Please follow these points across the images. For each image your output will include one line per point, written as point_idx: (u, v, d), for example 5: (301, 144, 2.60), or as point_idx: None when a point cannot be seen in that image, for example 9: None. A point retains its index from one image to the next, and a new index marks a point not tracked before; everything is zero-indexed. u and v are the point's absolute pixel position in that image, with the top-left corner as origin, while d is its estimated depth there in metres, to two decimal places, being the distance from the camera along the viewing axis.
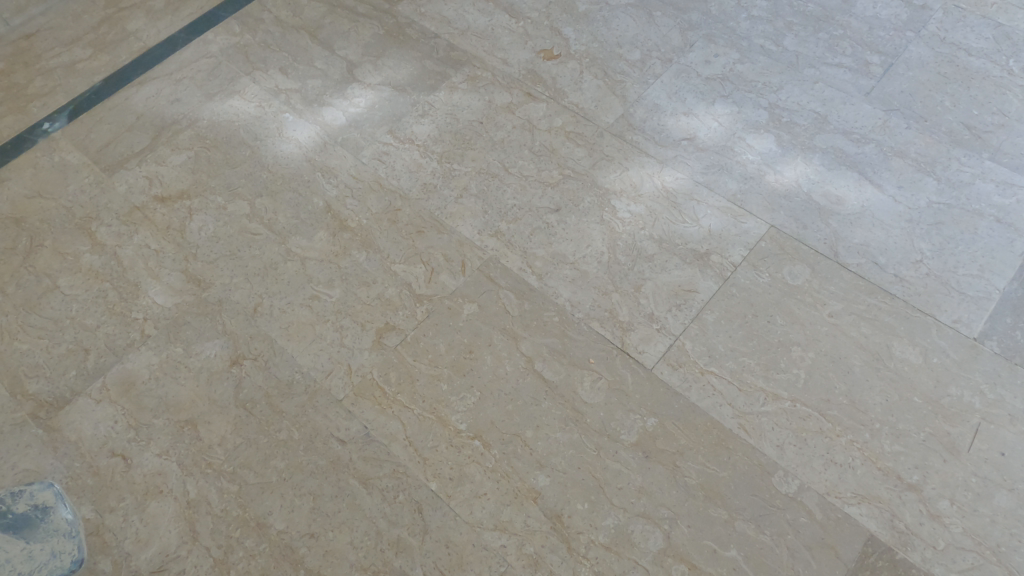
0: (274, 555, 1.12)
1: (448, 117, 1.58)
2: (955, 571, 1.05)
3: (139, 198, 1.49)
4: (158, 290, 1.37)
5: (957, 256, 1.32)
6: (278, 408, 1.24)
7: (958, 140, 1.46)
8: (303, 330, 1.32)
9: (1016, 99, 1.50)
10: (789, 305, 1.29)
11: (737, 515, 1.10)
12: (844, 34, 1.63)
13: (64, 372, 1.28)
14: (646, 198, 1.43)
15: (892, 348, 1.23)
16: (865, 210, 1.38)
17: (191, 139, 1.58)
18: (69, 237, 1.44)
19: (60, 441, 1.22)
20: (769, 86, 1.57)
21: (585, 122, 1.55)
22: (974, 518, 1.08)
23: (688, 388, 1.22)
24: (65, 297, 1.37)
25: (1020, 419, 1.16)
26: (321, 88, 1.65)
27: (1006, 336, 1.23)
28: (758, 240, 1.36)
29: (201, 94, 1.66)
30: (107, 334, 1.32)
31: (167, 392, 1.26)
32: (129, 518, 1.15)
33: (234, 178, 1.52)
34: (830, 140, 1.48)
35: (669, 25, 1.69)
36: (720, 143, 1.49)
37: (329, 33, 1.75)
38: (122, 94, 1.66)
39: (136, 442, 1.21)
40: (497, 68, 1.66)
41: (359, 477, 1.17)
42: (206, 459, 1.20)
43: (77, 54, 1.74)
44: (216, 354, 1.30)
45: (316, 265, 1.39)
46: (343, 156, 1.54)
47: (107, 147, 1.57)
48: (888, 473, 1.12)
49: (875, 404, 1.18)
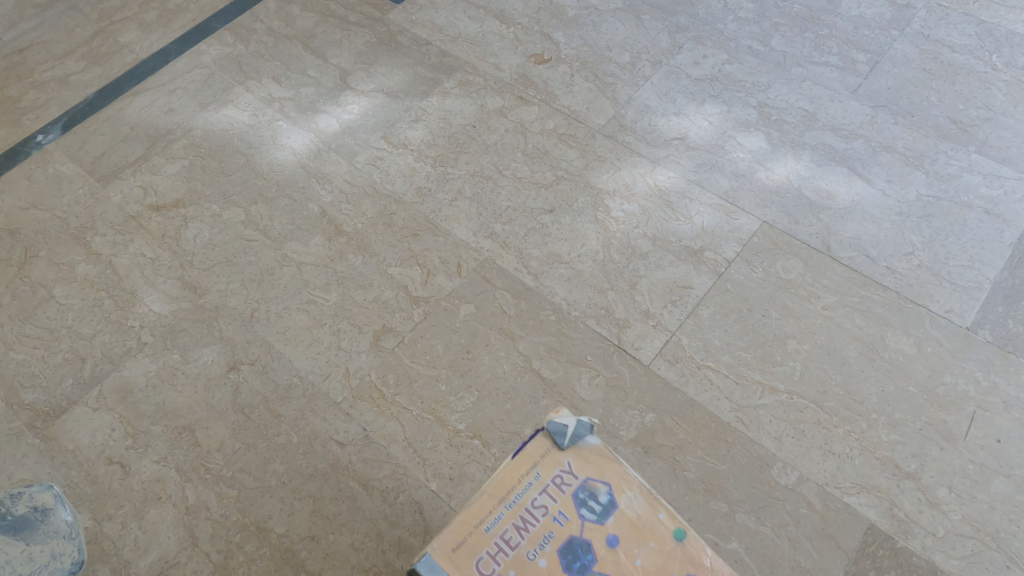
0: (275, 559, 1.11)
1: (441, 122, 1.60)
2: (956, 557, 1.05)
3: (134, 208, 1.50)
4: (154, 297, 1.37)
5: (947, 248, 1.33)
6: (277, 412, 1.24)
7: (946, 134, 1.48)
8: (301, 334, 1.32)
9: (1000, 94, 1.52)
10: (784, 299, 1.30)
11: (738, 507, 1.11)
12: (829, 34, 1.65)
13: (60, 381, 1.28)
14: (639, 197, 1.44)
15: (887, 339, 1.24)
16: (856, 204, 1.40)
17: (185, 149, 1.59)
18: (65, 247, 1.44)
19: (57, 450, 1.21)
20: (758, 85, 1.59)
21: (577, 124, 1.57)
22: (972, 505, 1.09)
23: (685, 383, 1.22)
24: (61, 306, 1.37)
25: (1015, 406, 1.17)
26: (314, 96, 1.67)
27: (999, 325, 1.25)
28: (751, 236, 1.37)
29: (195, 104, 1.67)
30: (103, 343, 1.32)
31: (164, 399, 1.26)
32: (128, 526, 1.14)
33: (229, 186, 1.52)
34: (820, 137, 1.50)
35: (658, 27, 1.71)
36: (711, 142, 1.51)
37: (321, 42, 1.77)
38: (115, 105, 1.67)
39: (134, 449, 1.21)
40: (488, 73, 1.67)
41: (359, 479, 1.17)
42: (205, 465, 1.19)
43: (70, 68, 1.74)
44: (213, 360, 1.30)
45: (312, 269, 1.40)
46: (338, 162, 1.55)
47: (101, 158, 1.58)
48: (886, 462, 1.13)
49: (871, 395, 1.19)
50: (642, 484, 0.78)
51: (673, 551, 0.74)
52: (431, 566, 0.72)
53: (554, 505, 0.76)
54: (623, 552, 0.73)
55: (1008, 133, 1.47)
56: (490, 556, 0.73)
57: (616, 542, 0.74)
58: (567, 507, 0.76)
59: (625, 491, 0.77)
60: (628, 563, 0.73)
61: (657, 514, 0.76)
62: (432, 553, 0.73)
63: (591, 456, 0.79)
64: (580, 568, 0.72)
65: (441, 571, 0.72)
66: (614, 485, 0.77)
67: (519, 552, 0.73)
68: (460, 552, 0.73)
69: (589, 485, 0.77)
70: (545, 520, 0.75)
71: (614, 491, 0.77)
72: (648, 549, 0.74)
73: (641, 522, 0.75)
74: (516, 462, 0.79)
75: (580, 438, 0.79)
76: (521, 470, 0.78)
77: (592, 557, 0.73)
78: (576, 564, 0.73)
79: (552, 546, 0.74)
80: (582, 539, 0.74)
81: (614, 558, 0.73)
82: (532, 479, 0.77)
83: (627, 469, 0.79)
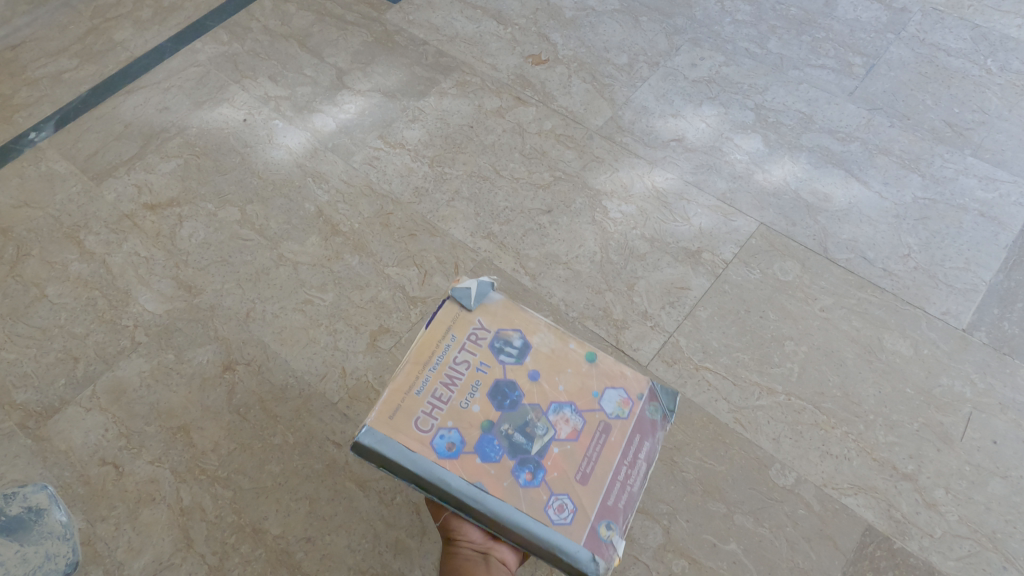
0: (271, 560, 1.10)
1: (439, 122, 1.59)
2: (953, 558, 1.05)
3: (128, 207, 1.48)
4: (149, 297, 1.36)
5: (943, 250, 1.34)
6: (272, 413, 1.23)
7: (941, 137, 1.48)
8: (297, 334, 1.31)
9: (995, 97, 1.53)
10: (781, 301, 1.30)
11: (736, 508, 1.11)
12: (825, 36, 1.66)
13: (53, 381, 1.27)
14: (637, 198, 1.44)
15: (884, 340, 1.24)
16: (853, 206, 1.40)
17: (180, 147, 1.57)
18: (57, 246, 1.43)
19: (49, 451, 1.19)
20: (755, 87, 1.59)
21: (574, 125, 1.56)
22: (969, 506, 1.09)
23: (683, 384, 1.22)
24: (53, 306, 1.35)
25: (1011, 408, 1.17)
26: (310, 95, 1.66)
27: (995, 326, 1.25)
28: (748, 238, 1.38)
29: (190, 102, 1.65)
30: (97, 342, 1.31)
31: (159, 399, 1.25)
32: (121, 527, 1.13)
33: (225, 185, 1.51)
34: (817, 139, 1.50)
35: (656, 29, 1.72)
36: (708, 144, 1.51)
37: (318, 41, 1.76)
38: (110, 103, 1.65)
39: (127, 450, 1.20)
40: (485, 73, 1.67)
41: (356, 480, 1.17)
42: (200, 465, 1.18)
43: (63, 65, 1.73)
44: (208, 360, 1.29)
45: (308, 269, 1.39)
46: (335, 161, 1.54)
47: (94, 156, 1.56)
48: (884, 463, 1.13)
49: (869, 396, 1.19)
50: (549, 324, 0.83)
51: (589, 371, 0.80)
52: (371, 436, 0.72)
53: (475, 358, 0.79)
54: (546, 381, 0.78)
55: (1003, 136, 1.48)
56: (426, 414, 0.74)
57: (539, 374, 0.79)
58: (488, 357, 0.79)
59: (536, 332, 0.82)
60: (553, 389, 0.78)
61: (568, 345, 0.81)
62: (372, 422, 0.73)
63: (498, 309, 0.82)
64: (511, 404, 0.76)
65: (384, 437, 0.72)
66: (525, 329, 0.81)
67: (453, 404, 0.75)
68: (395, 418, 0.74)
69: (503, 334, 0.80)
70: (470, 372, 0.78)
71: (527, 334, 0.81)
72: (567, 374, 0.79)
73: (555, 353, 0.80)
74: (429, 329, 0.80)
75: (484, 297, 0.82)
76: (436, 336, 0.79)
77: (519, 393, 0.77)
78: (506, 402, 0.76)
79: (482, 392, 0.77)
80: (507, 379, 0.78)
81: (539, 388, 0.78)
82: (449, 339, 0.79)
83: (534, 314, 0.83)
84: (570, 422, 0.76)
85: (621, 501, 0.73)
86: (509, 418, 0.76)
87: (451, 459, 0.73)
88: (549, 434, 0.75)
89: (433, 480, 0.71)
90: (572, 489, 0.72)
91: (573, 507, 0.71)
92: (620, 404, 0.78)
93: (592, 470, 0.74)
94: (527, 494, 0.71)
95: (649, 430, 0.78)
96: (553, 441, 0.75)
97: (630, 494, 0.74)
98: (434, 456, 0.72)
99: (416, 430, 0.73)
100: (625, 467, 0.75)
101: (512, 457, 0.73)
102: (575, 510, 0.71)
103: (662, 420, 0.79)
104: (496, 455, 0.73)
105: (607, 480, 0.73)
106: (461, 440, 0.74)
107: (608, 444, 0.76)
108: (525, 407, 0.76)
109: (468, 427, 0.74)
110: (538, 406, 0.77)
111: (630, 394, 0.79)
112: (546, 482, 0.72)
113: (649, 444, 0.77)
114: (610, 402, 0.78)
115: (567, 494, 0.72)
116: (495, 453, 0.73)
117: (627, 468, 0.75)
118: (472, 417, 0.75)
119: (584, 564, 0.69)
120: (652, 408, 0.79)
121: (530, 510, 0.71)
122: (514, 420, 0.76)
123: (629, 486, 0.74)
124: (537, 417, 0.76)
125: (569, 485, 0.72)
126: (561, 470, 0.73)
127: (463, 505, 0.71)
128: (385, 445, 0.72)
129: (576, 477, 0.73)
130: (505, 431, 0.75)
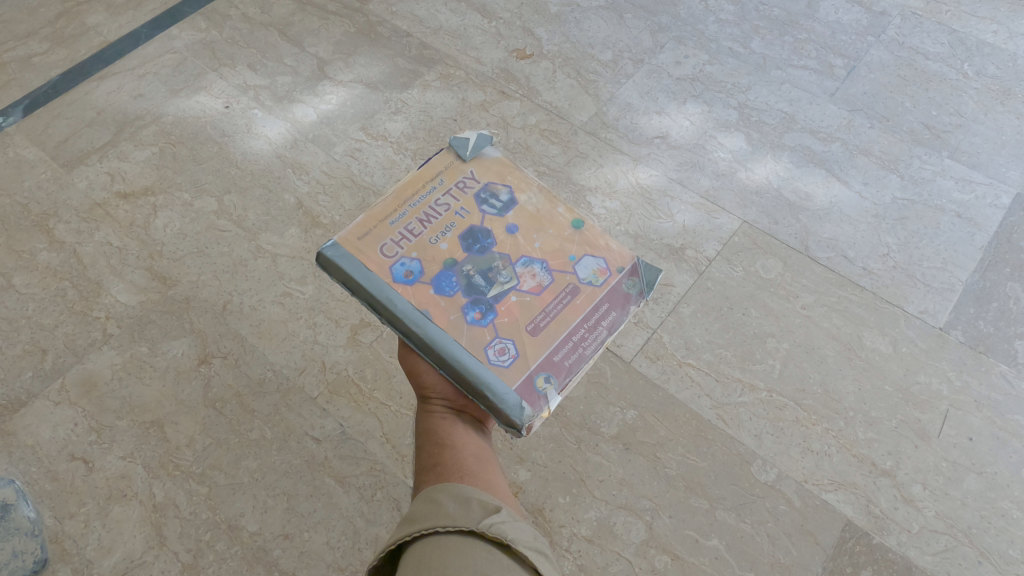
0: (247, 557, 1.08)
1: (422, 115, 1.57)
2: (930, 553, 1.07)
3: (100, 195, 1.44)
4: (121, 288, 1.32)
5: (921, 250, 1.36)
6: (250, 407, 1.20)
7: (919, 139, 1.51)
8: (275, 328, 1.29)
9: (971, 101, 1.56)
10: (764, 298, 1.30)
11: (718, 504, 1.11)
12: (807, 37, 1.67)
13: (19, 374, 1.22)
14: (621, 195, 1.44)
15: (863, 338, 1.26)
16: (833, 205, 1.42)
17: (155, 135, 1.53)
18: (25, 234, 1.38)
19: (15, 446, 1.15)
20: (738, 86, 1.60)
21: (559, 120, 1.56)
22: (946, 501, 1.11)
23: (666, 380, 1.22)
24: (20, 296, 1.31)
25: (986, 405, 1.19)
26: (290, 85, 1.63)
27: (970, 325, 1.27)
28: (731, 235, 1.38)
29: (165, 90, 1.61)
30: (66, 334, 1.26)
31: (131, 393, 1.21)
32: (90, 524, 1.09)
33: (201, 175, 1.48)
34: (798, 138, 1.51)
35: (640, 26, 1.72)
36: (692, 141, 1.52)
37: (299, 30, 1.72)
38: (81, 88, 1.60)
39: (98, 445, 1.16)
40: (470, 67, 1.65)
41: (335, 476, 1.15)
42: (173, 461, 1.15)
43: (32, 49, 1.67)
44: (182, 353, 1.26)
45: (287, 261, 1.36)
46: (315, 152, 1.52)
47: (65, 142, 1.52)
48: (862, 459, 1.14)
49: (849, 393, 1.20)
50: (542, 186, 0.87)
51: (571, 237, 0.83)
52: (335, 250, 0.78)
53: (456, 203, 0.83)
54: (522, 237, 0.82)
55: (979, 139, 1.50)
56: (394, 242, 0.79)
57: (517, 228, 0.82)
58: (470, 205, 0.83)
59: (526, 192, 0.86)
60: (527, 244, 0.81)
61: (556, 209, 0.85)
62: (338, 238, 0.79)
63: (492, 164, 0.87)
64: (480, 249, 0.80)
65: (345, 252, 0.78)
66: (514, 187, 0.85)
67: (422, 238, 0.80)
68: (363, 240, 0.79)
69: (492, 188, 0.85)
70: (448, 214, 0.82)
71: (515, 191, 0.85)
72: (546, 234, 0.83)
73: (540, 214, 0.84)
74: (423, 170, 0.86)
75: (481, 150, 0.88)
76: (427, 177, 0.85)
77: (491, 241, 0.81)
78: (475, 246, 0.80)
79: (454, 233, 0.81)
80: (482, 227, 0.82)
81: (513, 241, 0.81)
82: (436, 183, 0.85)
83: (526, 173, 0.87)
84: (536, 276, 0.79)
85: (568, 359, 0.75)
86: (474, 260, 0.79)
87: (405, 284, 0.77)
88: (511, 283, 0.78)
89: (382, 300, 0.76)
90: (518, 335, 0.75)
91: (514, 352, 0.74)
92: (596, 272, 0.80)
93: (546, 323, 0.76)
94: (471, 330, 0.75)
95: (621, 301, 0.79)
96: (514, 290, 0.78)
97: (579, 356, 0.75)
98: (388, 278, 0.77)
99: (380, 254, 0.78)
100: (582, 328, 0.77)
101: (466, 296, 0.77)
102: (516, 356, 0.74)
103: (637, 296, 0.80)
104: (450, 290, 0.77)
105: (559, 335, 0.76)
106: (419, 270, 0.78)
107: (571, 305, 0.78)
108: (494, 254, 0.80)
109: (431, 261, 0.79)
110: (507, 257, 0.80)
111: (610, 266, 0.81)
112: (493, 324, 0.75)
113: (615, 313, 0.78)
114: (584, 268, 0.80)
115: (511, 339, 0.74)
116: (450, 288, 0.77)
117: (585, 330, 0.77)
118: (437, 253, 0.79)
119: (508, 406, 0.71)
120: (630, 282, 0.80)
121: (471, 345, 0.74)
122: (478, 264, 0.79)
123: (580, 346, 0.76)
124: (503, 265, 0.80)
125: (516, 332, 0.75)
126: (511, 316, 0.76)
127: (404, 327, 0.75)
128: (344, 260, 0.77)
129: (527, 327, 0.76)
130: (467, 271, 0.79)
